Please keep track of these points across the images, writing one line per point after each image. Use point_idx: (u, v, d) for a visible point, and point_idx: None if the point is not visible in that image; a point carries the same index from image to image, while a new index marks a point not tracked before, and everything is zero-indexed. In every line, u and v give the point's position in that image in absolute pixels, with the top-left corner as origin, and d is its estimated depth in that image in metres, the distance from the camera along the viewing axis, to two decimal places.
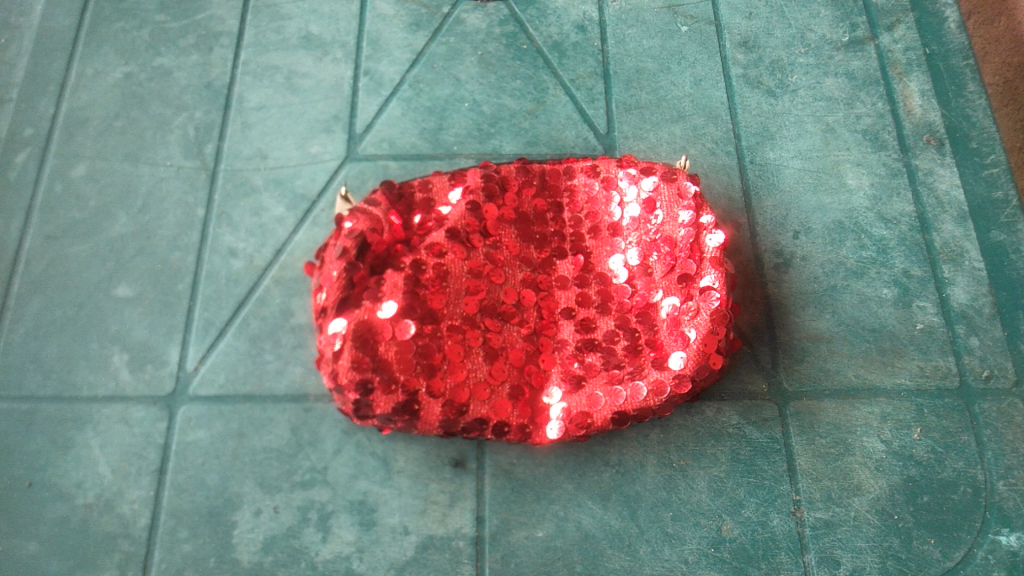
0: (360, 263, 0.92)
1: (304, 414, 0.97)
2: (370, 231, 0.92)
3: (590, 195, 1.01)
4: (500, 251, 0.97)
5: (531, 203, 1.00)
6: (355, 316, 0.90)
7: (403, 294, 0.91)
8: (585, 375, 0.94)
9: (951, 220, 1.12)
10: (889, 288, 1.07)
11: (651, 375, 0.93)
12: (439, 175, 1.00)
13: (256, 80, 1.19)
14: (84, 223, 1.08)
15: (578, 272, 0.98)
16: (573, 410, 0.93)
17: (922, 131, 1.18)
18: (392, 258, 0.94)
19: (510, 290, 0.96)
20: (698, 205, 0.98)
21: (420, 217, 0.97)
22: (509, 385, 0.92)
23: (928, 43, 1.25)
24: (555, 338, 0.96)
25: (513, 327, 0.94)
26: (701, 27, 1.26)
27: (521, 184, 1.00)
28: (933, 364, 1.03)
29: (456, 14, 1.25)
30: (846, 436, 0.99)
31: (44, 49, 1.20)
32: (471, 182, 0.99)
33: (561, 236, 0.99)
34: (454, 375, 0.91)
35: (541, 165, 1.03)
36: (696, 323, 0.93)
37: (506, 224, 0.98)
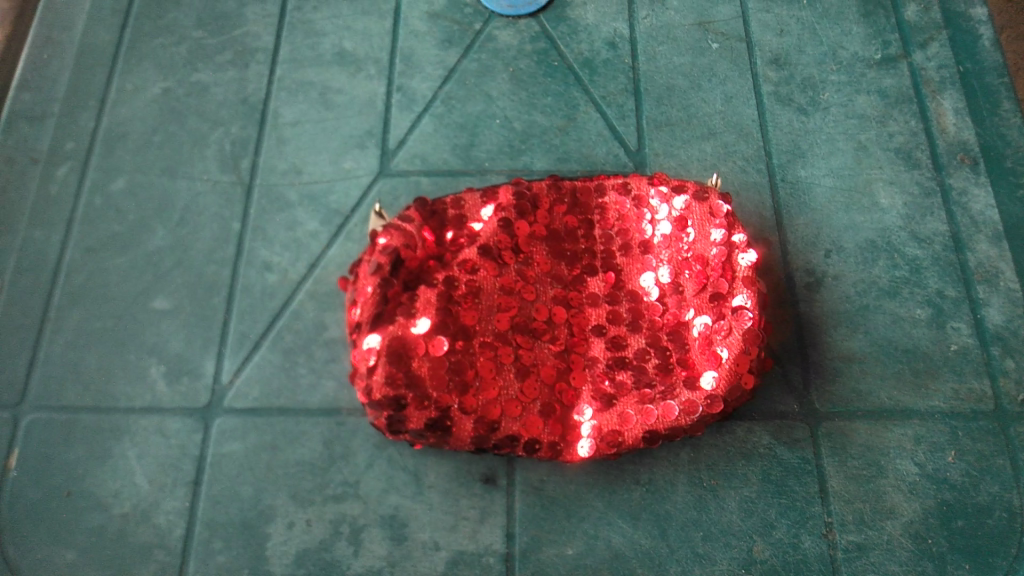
0: (394, 279, 0.93)
1: (337, 427, 0.98)
2: (404, 248, 0.94)
3: (621, 211, 1.02)
4: (531, 267, 0.98)
5: (563, 220, 1.01)
6: (389, 332, 0.91)
7: (434, 310, 0.92)
8: (616, 393, 0.93)
9: (986, 240, 1.11)
10: (922, 308, 1.06)
11: (683, 394, 0.92)
12: (473, 193, 1.02)
13: (291, 96, 1.21)
14: (123, 236, 1.10)
15: (609, 288, 0.98)
16: (604, 429, 0.92)
17: (956, 149, 1.18)
18: (425, 274, 0.95)
19: (541, 306, 0.96)
20: (729, 225, 0.98)
21: (453, 234, 0.98)
22: (541, 402, 0.92)
23: (962, 60, 1.24)
24: (586, 355, 0.95)
25: (544, 344, 0.95)
26: (732, 45, 1.26)
27: (552, 201, 1.01)
28: (968, 387, 1.02)
29: (488, 31, 1.27)
30: (879, 458, 0.98)
31: (86, 65, 1.22)
32: (503, 199, 1.00)
33: (592, 252, 1.00)
34: (484, 391, 0.91)
35: (573, 182, 1.04)
36: (727, 342, 0.92)
37: (538, 240, 0.99)
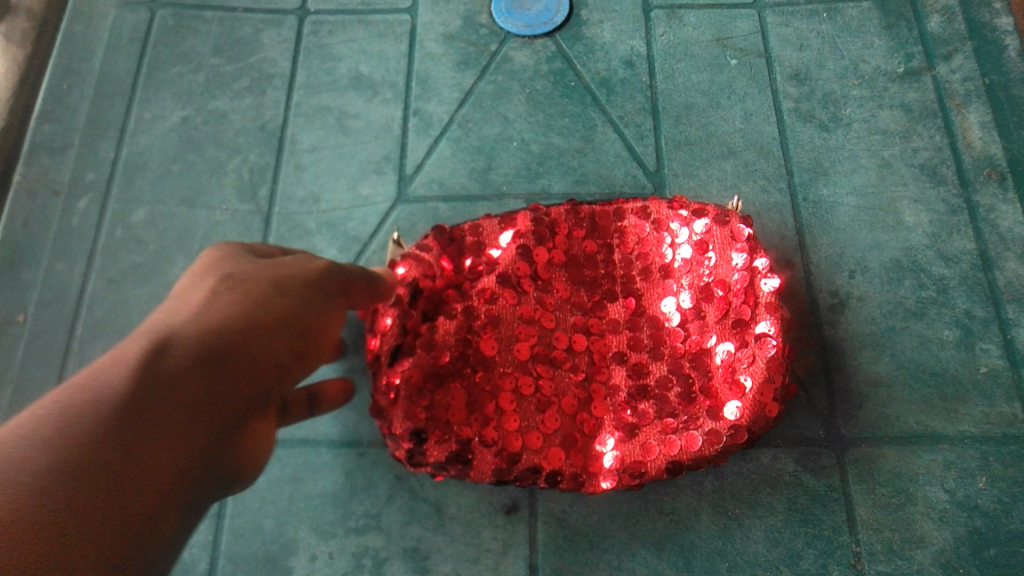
0: (413, 310, 0.93)
1: (358, 459, 0.98)
2: (424, 278, 0.94)
3: (641, 235, 1.01)
4: (551, 294, 0.97)
5: (581, 245, 1.00)
6: (408, 364, 0.91)
7: (454, 341, 0.93)
8: (639, 423, 0.92)
9: (1015, 258, 1.09)
10: (950, 329, 1.04)
11: (707, 424, 0.90)
12: (491, 218, 1.01)
13: (308, 121, 1.21)
14: (144, 267, 1.11)
15: (629, 314, 0.97)
16: (628, 460, 0.90)
17: (983, 165, 1.15)
18: (444, 304, 0.95)
19: (561, 333, 0.96)
20: (753, 248, 0.95)
21: (472, 261, 0.98)
22: (562, 433, 0.91)
23: (987, 72, 1.22)
24: (607, 383, 0.94)
25: (564, 373, 0.94)
26: (751, 60, 1.25)
27: (571, 225, 1.01)
28: (998, 411, 1.00)
29: (504, 52, 1.26)
30: (907, 485, 0.96)
31: (106, 95, 1.23)
32: (522, 225, 0.99)
33: (612, 277, 0.99)
34: (506, 422, 0.91)
35: (591, 205, 1.03)
36: (753, 371, 0.91)
37: (557, 267, 0.99)
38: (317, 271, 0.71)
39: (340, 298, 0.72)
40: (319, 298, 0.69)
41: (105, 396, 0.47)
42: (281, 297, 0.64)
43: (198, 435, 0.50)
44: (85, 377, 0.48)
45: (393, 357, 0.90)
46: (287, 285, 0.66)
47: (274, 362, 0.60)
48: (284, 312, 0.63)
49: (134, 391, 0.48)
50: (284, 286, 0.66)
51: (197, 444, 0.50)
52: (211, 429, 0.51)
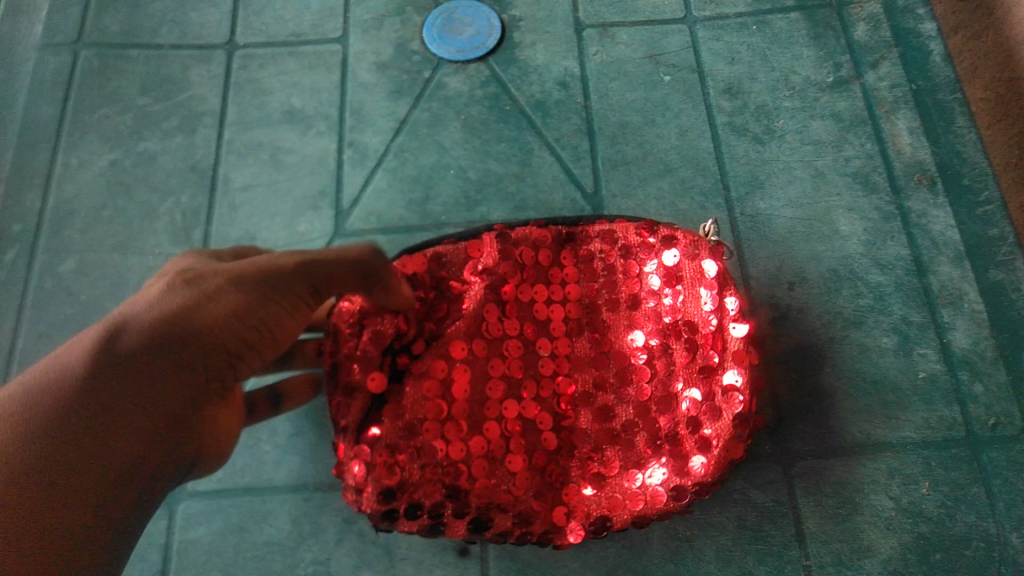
0: (378, 365, 0.84)
1: (304, 504, 0.97)
2: (389, 324, 0.84)
3: (613, 265, 0.93)
4: (517, 334, 0.89)
5: (548, 275, 0.92)
6: (376, 427, 0.83)
7: (423, 397, 0.84)
8: (607, 475, 0.88)
9: (947, 261, 1.11)
10: (889, 336, 1.06)
11: (671, 478, 0.88)
12: (455, 247, 0.90)
13: (241, 159, 1.20)
14: (76, 318, 1.08)
15: (597, 355, 0.91)
16: (592, 510, 0.88)
17: (913, 171, 1.17)
18: (405, 353, 0.85)
19: (530, 378, 0.88)
20: (721, 284, 0.92)
21: (433, 296, 0.88)
22: (531, 491, 0.86)
23: (914, 78, 1.24)
24: (578, 431, 0.89)
25: (532, 425, 0.88)
26: (684, 76, 1.26)
27: (537, 252, 0.92)
28: (938, 415, 1.01)
29: (437, 78, 1.25)
30: (854, 495, 0.97)
31: (30, 142, 1.20)
32: (487, 252, 0.90)
33: (580, 311, 0.92)
34: (478, 482, 0.85)
35: (559, 227, 0.94)
36: (721, 427, 0.88)
37: (522, 302, 0.90)
38: (293, 266, 0.65)
39: (319, 292, 0.68)
40: (292, 297, 0.65)
41: (42, 410, 0.51)
42: (238, 291, 0.62)
43: (135, 439, 0.54)
44: (43, 370, 0.54)
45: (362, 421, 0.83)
46: (260, 280, 0.63)
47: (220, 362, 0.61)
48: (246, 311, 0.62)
49: (73, 401, 0.52)
50: (256, 282, 0.63)
51: (140, 435, 0.55)
52: (149, 425, 0.55)
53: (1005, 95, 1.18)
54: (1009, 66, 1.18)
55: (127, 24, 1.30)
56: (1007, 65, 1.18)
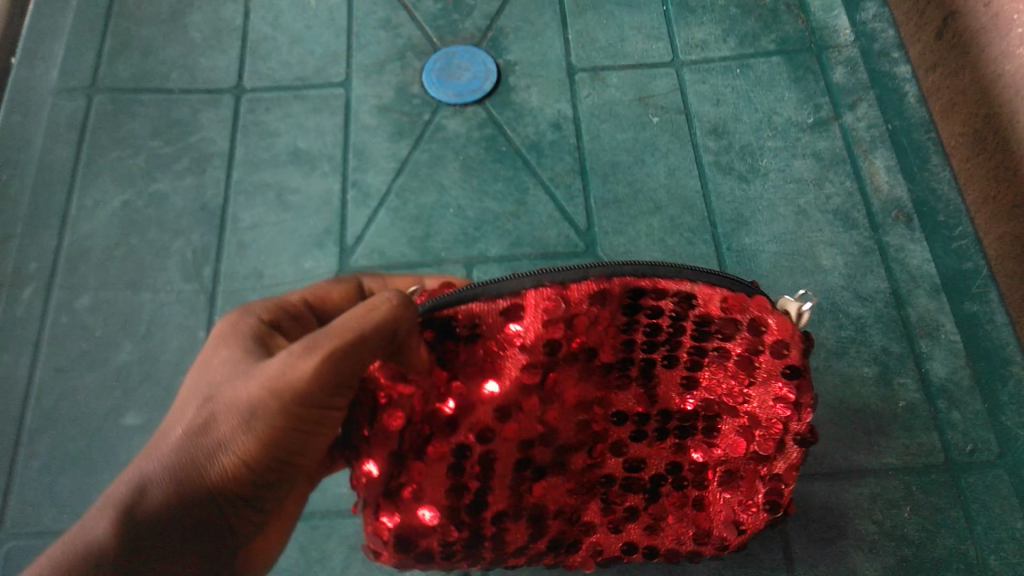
0: (402, 443, 0.74)
1: (311, 531, 1.01)
2: (417, 398, 0.73)
3: (681, 326, 0.78)
4: (555, 395, 0.80)
5: (601, 332, 0.76)
6: (399, 503, 0.76)
7: (457, 469, 0.78)
8: (627, 527, 0.89)
9: (925, 293, 1.16)
10: (870, 366, 1.11)
11: (691, 545, 0.91)
12: (493, 309, 0.72)
13: (248, 199, 1.25)
14: (91, 353, 1.13)
15: (640, 414, 0.85)
16: (608, 549, 0.91)
17: (890, 207, 1.23)
18: (434, 419, 0.75)
19: (565, 435, 0.83)
20: (793, 396, 0.79)
21: (461, 350, 0.74)
22: (552, 540, 0.87)
23: (890, 119, 1.30)
24: (606, 484, 0.87)
25: (562, 481, 0.85)
26: (672, 117, 1.32)
27: (594, 313, 0.74)
28: (918, 442, 1.06)
29: (436, 120, 1.31)
30: (839, 520, 1.02)
31: (46, 184, 1.25)
32: (534, 316, 0.72)
33: (627, 366, 0.81)
34: (502, 537, 0.83)
35: (626, 276, 0.73)
36: (755, 507, 0.88)
37: (565, 362, 0.78)
38: (298, 385, 0.60)
39: (334, 396, 0.63)
40: (307, 411, 0.62)
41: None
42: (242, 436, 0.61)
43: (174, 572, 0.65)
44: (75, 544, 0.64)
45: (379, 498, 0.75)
46: (269, 401, 0.60)
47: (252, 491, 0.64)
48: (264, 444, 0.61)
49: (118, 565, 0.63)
50: (268, 407, 0.60)
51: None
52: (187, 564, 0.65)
53: (980, 130, 1.21)
54: (984, 103, 1.20)
55: (139, 69, 1.36)
56: (982, 103, 1.21)
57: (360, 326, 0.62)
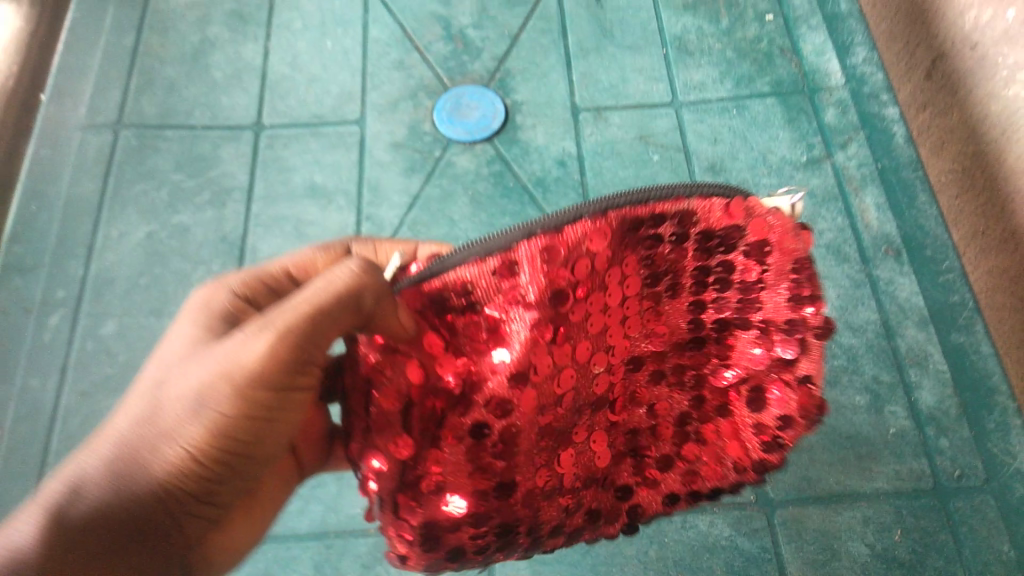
0: (410, 430, 0.67)
1: (326, 550, 1.06)
2: (410, 375, 0.65)
3: (688, 250, 0.67)
4: (569, 355, 0.69)
5: (608, 275, 0.64)
6: (419, 499, 0.73)
7: (466, 454, 0.72)
8: (661, 476, 0.88)
9: (913, 325, 1.21)
10: (861, 395, 1.16)
11: (729, 480, 0.91)
12: (480, 271, 0.60)
13: (267, 231, 1.31)
14: (115, 377, 1.18)
15: (657, 365, 0.79)
16: (648, 507, 0.91)
17: (880, 242, 1.29)
18: (439, 401, 0.68)
19: (581, 400, 0.75)
20: (798, 300, 0.76)
21: (453, 318, 0.63)
22: (586, 508, 0.86)
23: (879, 158, 1.37)
24: (633, 445, 0.85)
25: (588, 445, 0.81)
26: (671, 155, 1.38)
27: (594, 253, 0.61)
28: (908, 467, 1.10)
29: (446, 157, 1.37)
30: (832, 541, 1.06)
31: (73, 215, 1.31)
32: (531, 269, 0.60)
33: (642, 308, 0.71)
34: (537, 521, 0.82)
35: (619, 202, 0.60)
36: (785, 417, 0.84)
37: (575, 315, 0.66)
38: (252, 365, 0.59)
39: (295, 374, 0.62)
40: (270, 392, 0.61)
41: None
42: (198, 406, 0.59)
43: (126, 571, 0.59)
44: None
45: (397, 497, 0.73)
46: (227, 384, 0.59)
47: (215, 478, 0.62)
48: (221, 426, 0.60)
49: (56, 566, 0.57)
50: (224, 390, 0.59)
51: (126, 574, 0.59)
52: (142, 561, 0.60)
53: (966, 169, 1.22)
54: (970, 143, 1.21)
55: (163, 107, 1.42)
56: (969, 142, 1.21)
57: (316, 302, 0.60)
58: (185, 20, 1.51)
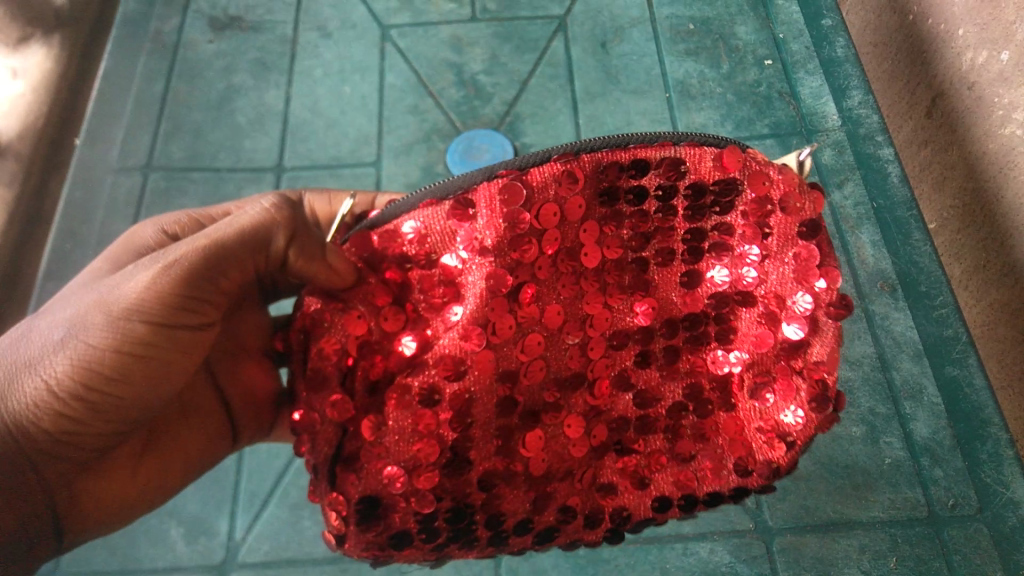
0: (344, 389, 0.75)
1: (341, 574, 1.11)
2: (351, 327, 0.74)
3: (675, 210, 0.76)
4: (536, 316, 0.77)
5: (580, 229, 0.74)
6: (358, 470, 0.77)
7: (416, 417, 0.77)
8: (650, 476, 0.88)
9: (908, 359, 1.26)
10: (857, 426, 1.21)
11: (731, 480, 0.89)
12: (439, 210, 0.72)
13: None
14: None
15: (644, 346, 0.83)
16: (636, 512, 0.89)
17: (875, 278, 1.33)
18: (391, 359, 0.77)
19: (555, 371, 0.81)
20: (803, 275, 0.81)
21: (415, 272, 0.74)
22: (560, 506, 0.85)
23: (875, 198, 1.41)
24: (618, 438, 0.87)
25: (561, 429, 0.83)
26: None
27: (563, 198, 0.71)
28: (903, 496, 1.15)
29: None
30: (829, 568, 1.11)
31: None
32: (489, 212, 0.71)
33: (626, 277, 0.79)
34: (497, 510, 0.82)
35: (593, 150, 0.73)
36: (798, 409, 0.85)
37: (534, 271, 0.74)
38: (129, 298, 0.67)
39: (182, 312, 0.69)
40: (150, 329, 0.68)
41: None
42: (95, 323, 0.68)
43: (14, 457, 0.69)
44: None
45: (332, 469, 0.76)
46: (101, 315, 0.67)
47: (84, 417, 0.70)
48: (94, 360, 0.67)
49: None
50: (100, 318, 0.67)
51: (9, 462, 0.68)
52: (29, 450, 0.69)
53: (969, 203, 1.25)
54: (971, 177, 1.24)
55: (190, 150, 1.50)
56: (970, 176, 1.24)
57: (217, 242, 0.69)
58: (211, 68, 1.59)
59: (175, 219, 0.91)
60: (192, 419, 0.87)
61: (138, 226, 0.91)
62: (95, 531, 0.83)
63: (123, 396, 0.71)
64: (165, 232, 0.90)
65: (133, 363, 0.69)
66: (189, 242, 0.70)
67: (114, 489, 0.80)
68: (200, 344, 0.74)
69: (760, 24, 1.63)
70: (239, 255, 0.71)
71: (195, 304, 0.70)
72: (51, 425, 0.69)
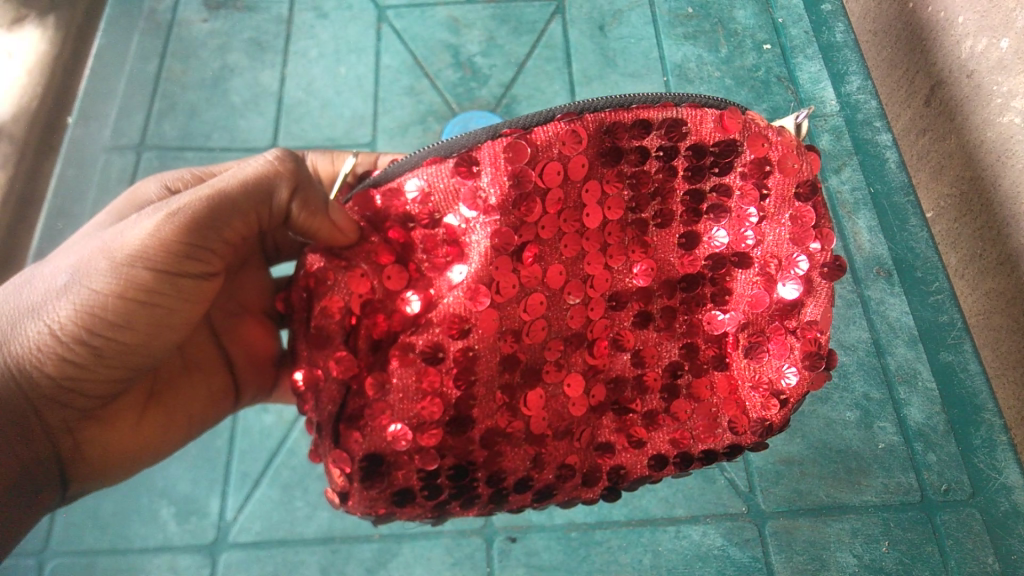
0: (347, 346, 0.75)
1: (332, 554, 1.11)
2: (354, 285, 0.73)
3: (676, 170, 0.76)
4: (538, 275, 0.76)
5: (582, 189, 0.73)
6: (363, 429, 0.77)
7: (420, 374, 0.77)
8: (647, 436, 0.87)
9: (903, 344, 1.26)
10: (852, 411, 1.21)
11: (725, 438, 0.88)
12: (444, 166, 0.71)
13: None
14: None
15: (643, 305, 0.83)
16: (632, 472, 0.88)
17: (872, 263, 1.33)
18: (394, 318, 0.76)
19: (557, 335, 0.80)
20: (800, 236, 0.81)
21: (417, 233, 0.73)
22: (557, 463, 0.84)
23: (871, 183, 1.41)
24: (615, 397, 0.86)
25: (561, 389, 0.82)
26: None
27: (566, 157, 0.71)
28: (896, 481, 1.16)
29: None
30: (821, 553, 1.11)
31: None
32: (494, 170, 0.70)
33: (626, 237, 0.79)
34: (498, 468, 0.81)
35: (596, 110, 0.72)
36: (793, 368, 0.85)
37: (535, 231, 0.74)
38: (133, 245, 0.67)
39: (186, 261, 0.69)
40: (154, 277, 0.68)
41: None
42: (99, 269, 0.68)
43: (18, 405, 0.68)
44: None
45: (336, 427, 0.76)
46: (104, 263, 0.67)
47: (87, 363, 0.70)
48: (98, 306, 0.67)
49: None
50: (103, 265, 0.67)
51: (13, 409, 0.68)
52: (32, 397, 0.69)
53: (967, 189, 1.25)
54: (969, 167, 1.23)
55: (184, 130, 1.49)
56: (966, 167, 1.24)
57: (219, 192, 0.69)
58: (205, 47, 1.57)
59: (178, 175, 0.90)
60: (195, 377, 0.87)
61: (141, 183, 0.90)
62: (98, 482, 0.83)
63: (127, 344, 0.71)
64: (169, 188, 0.89)
65: (137, 312, 0.69)
66: (193, 192, 0.70)
67: (116, 446, 0.80)
68: (204, 297, 0.74)
69: (760, 8, 1.62)
70: (243, 209, 0.71)
71: (200, 255, 0.70)
72: (55, 370, 0.68)
